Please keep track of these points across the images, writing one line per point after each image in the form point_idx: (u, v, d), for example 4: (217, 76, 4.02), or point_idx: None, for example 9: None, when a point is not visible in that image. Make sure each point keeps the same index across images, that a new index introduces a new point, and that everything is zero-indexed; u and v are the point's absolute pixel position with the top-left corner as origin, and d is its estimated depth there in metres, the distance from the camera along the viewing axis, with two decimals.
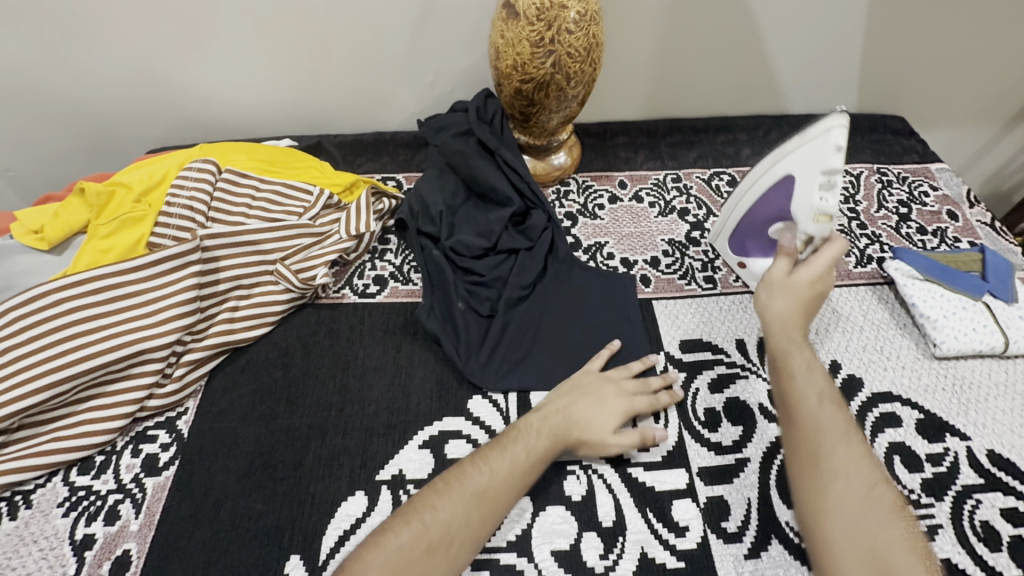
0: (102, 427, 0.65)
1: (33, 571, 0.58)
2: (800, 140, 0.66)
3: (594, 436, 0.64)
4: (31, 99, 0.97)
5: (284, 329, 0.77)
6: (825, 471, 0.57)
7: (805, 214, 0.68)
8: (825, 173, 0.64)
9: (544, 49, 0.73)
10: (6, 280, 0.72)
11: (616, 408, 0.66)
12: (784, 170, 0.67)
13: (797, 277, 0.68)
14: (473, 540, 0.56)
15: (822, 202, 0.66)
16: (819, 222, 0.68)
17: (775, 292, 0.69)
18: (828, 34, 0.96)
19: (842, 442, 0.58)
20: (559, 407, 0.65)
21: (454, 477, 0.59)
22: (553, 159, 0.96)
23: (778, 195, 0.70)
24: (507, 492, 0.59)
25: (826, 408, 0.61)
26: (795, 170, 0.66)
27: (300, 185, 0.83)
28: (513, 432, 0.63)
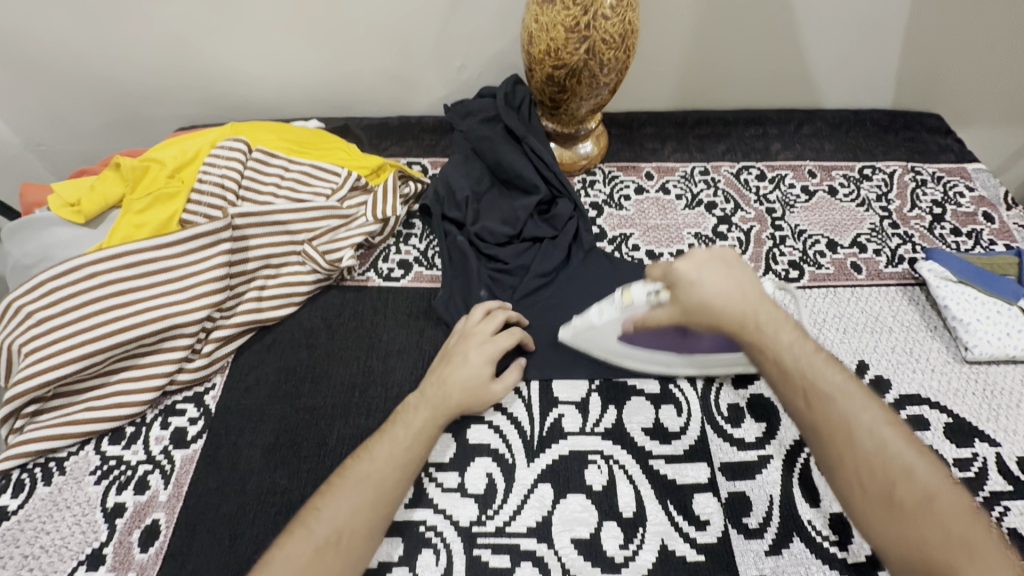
0: (134, 399, 0.66)
1: (67, 536, 0.60)
2: (602, 342, 0.69)
3: (474, 394, 0.65)
4: (66, 75, 0.98)
5: (309, 310, 0.77)
6: (856, 490, 0.50)
7: (625, 312, 0.63)
8: (586, 323, 0.67)
9: (578, 35, 0.72)
10: (41, 252, 0.73)
11: (486, 359, 0.66)
12: (609, 340, 0.69)
13: (686, 296, 0.59)
14: (367, 533, 0.54)
15: (600, 312, 0.65)
16: (632, 300, 0.62)
17: (708, 286, 0.58)
18: (869, 26, 0.93)
19: (857, 449, 0.50)
20: (434, 379, 0.65)
21: (342, 473, 0.57)
22: (579, 148, 0.94)
23: (637, 336, 0.66)
24: (391, 475, 0.57)
25: (821, 411, 0.53)
26: (607, 332, 0.67)
27: (328, 166, 0.83)
28: (395, 417, 0.62)
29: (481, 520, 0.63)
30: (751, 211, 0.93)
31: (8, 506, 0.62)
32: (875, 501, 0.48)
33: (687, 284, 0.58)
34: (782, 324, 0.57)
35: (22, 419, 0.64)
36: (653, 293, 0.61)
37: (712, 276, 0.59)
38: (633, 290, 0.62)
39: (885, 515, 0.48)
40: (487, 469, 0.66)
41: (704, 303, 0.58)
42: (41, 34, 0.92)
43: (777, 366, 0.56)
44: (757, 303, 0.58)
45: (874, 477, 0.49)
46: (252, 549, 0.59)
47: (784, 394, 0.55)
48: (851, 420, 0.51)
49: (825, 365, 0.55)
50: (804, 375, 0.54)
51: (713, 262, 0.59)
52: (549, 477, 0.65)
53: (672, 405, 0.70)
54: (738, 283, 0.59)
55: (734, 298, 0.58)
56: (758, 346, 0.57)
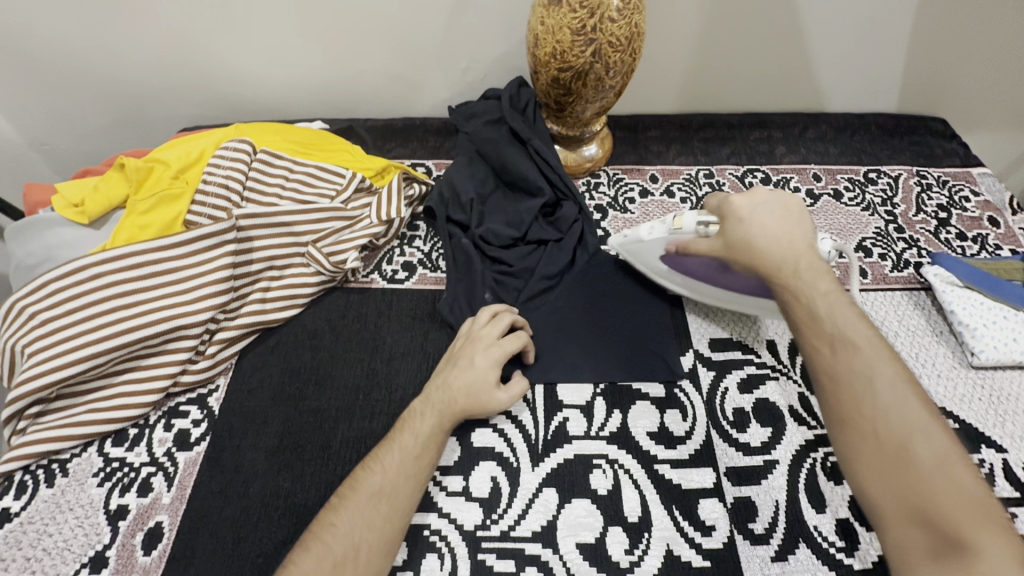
0: (138, 401, 0.66)
1: (70, 538, 0.60)
2: (642, 260, 0.76)
3: (476, 399, 0.64)
4: (70, 74, 0.98)
5: (313, 312, 0.77)
6: (866, 442, 0.48)
7: (672, 236, 0.70)
8: (637, 237, 0.74)
9: (584, 38, 0.72)
10: (45, 252, 0.73)
11: (492, 364, 0.66)
12: (648, 260, 0.75)
13: (732, 231, 0.64)
14: (384, 546, 0.54)
15: (653, 229, 0.72)
16: (682, 225, 0.69)
17: (755, 231, 0.62)
18: (874, 31, 0.93)
19: (875, 399, 0.49)
20: (439, 383, 0.65)
21: (353, 485, 0.57)
22: (584, 151, 0.94)
23: (681, 261, 0.71)
24: (405, 485, 0.57)
25: (845, 359, 0.52)
26: (652, 251, 0.73)
27: (333, 168, 0.83)
28: (401, 424, 0.62)
29: (486, 524, 0.62)
30: None
31: (10, 508, 0.62)
32: (885, 449, 0.47)
33: (735, 219, 0.64)
34: (822, 276, 0.58)
35: (25, 420, 0.64)
36: (703, 223, 0.67)
37: (764, 218, 0.63)
38: (685, 217, 0.69)
39: (893, 466, 0.46)
40: (491, 473, 0.66)
41: (746, 240, 0.62)
42: (44, 33, 0.92)
43: (806, 313, 0.56)
44: (805, 252, 0.60)
45: (887, 429, 0.48)
46: (257, 553, 0.59)
47: (809, 341, 0.55)
48: (875, 370, 0.51)
49: (856, 318, 0.54)
50: (833, 325, 0.54)
51: (768, 203, 0.63)
52: (553, 481, 0.65)
53: (677, 409, 0.70)
54: (789, 234, 0.61)
55: (778, 242, 0.61)
56: (792, 292, 0.58)
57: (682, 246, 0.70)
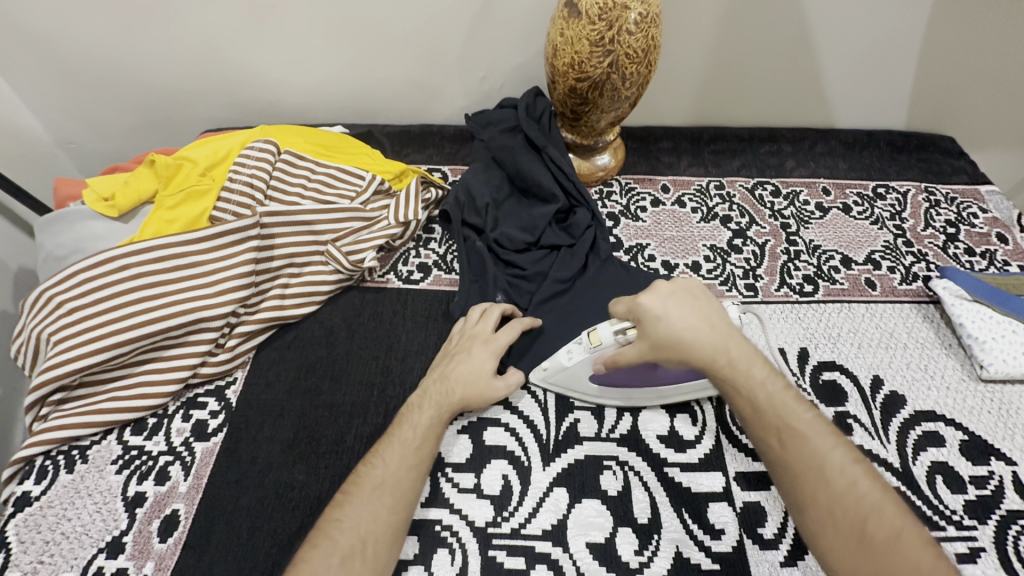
0: (157, 391, 0.67)
1: (88, 523, 0.61)
2: (573, 382, 0.69)
3: (475, 388, 0.65)
4: (102, 76, 1.02)
5: (330, 309, 0.79)
6: (828, 530, 0.51)
7: (594, 353, 0.65)
8: (554, 365, 0.69)
9: (602, 49, 0.74)
10: (75, 244, 0.75)
11: (489, 355, 0.67)
12: (577, 379, 0.68)
13: (653, 328, 0.60)
14: (391, 537, 0.55)
15: (571, 355, 0.67)
16: (599, 340, 0.64)
17: (675, 322, 0.59)
18: (884, 50, 0.96)
19: (830, 487, 0.52)
20: (436, 380, 0.66)
21: (357, 481, 0.57)
22: (597, 160, 0.96)
23: (609, 375, 0.67)
24: (408, 475, 0.58)
25: (795, 449, 0.55)
26: (579, 373, 0.68)
27: (353, 170, 0.85)
28: (401, 419, 0.63)
29: (497, 520, 0.63)
30: (766, 225, 0.94)
31: (31, 492, 0.63)
32: (848, 536, 0.50)
33: (654, 317, 0.60)
34: (752, 360, 0.60)
35: (48, 407, 0.65)
36: (618, 332, 0.62)
37: (679, 311, 0.61)
38: (599, 331, 0.64)
39: (857, 549, 0.49)
40: (503, 471, 0.66)
41: (674, 337, 0.59)
42: (80, 37, 0.95)
43: (750, 404, 0.58)
44: (725, 337, 0.60)
45: (845, 515, 0.51)
46: (271, 543, 0.59)
47: (758, 435, 0.57)
48: (822, 456, 0.54)
49: (794, 404, 0.57)
50: (778, 415, 0.56)
51: (677, 296, 0.61)
52: (564, 481, 0.66)
53: (687, 414, 0.70)
54: (709, 322, 0.60)
55: (701, 331, 0.60)
56: (732, 383, 0.59)
57: (604, 362, 0.65)
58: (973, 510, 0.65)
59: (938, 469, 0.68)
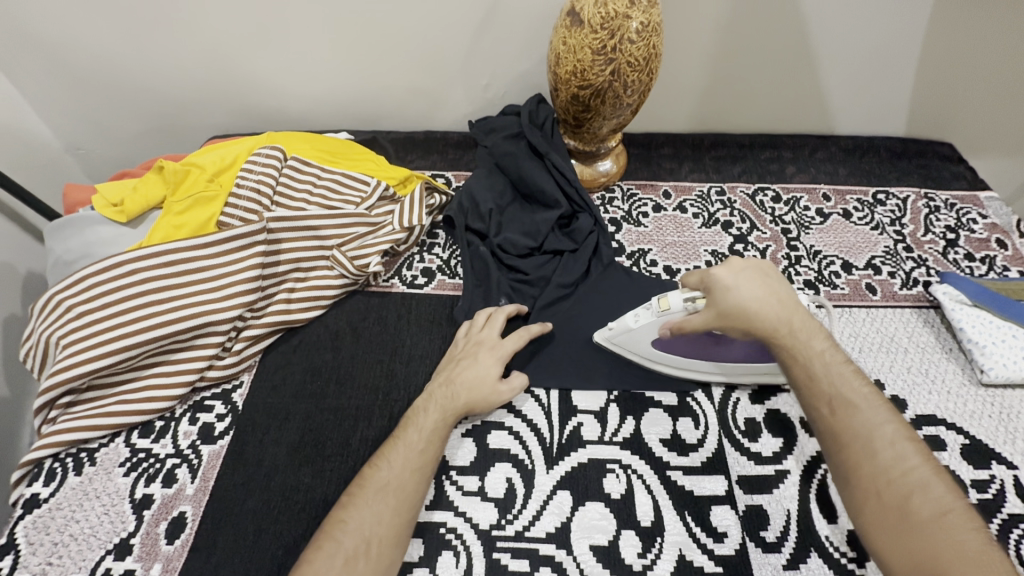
0: (165, 394, 0.68)
1: (96, 525, 0.61)
2: (634, 347, 0.71)
3: (479, 393, 0.66)
4: (110, 84, 1.03)
5: (335, 313, 0.80)
6: (869, 498, 0.51)
7: (662, 318, 0.65)
8: (619, 325, 0.69)
9: (604, 57, 0.75)
10: (83, 249, 0.76)
11: (495, 360, 0.69)
12: (639, 346, 0.70)
13: (722, 299, 0.60)
14: (394, 539, 0.55)
15: (637, 317, 0.67)
16: (669, 307, 0.63)
17: (742, 293, 0.59)
18: (883, 58, 0.97)
19: (877, 457, 0.52)
20: (441, 383, 0.67)
21: (362, 483, 0.58)
22: (599, 166, 0.97)
23: (673, 340, 0.68)
24: (412, 478, 0.58)
25: (845, 419, 0.55)
26: (642, 336, 0.69)
27: (358, 176, 0.86)
28: (406, 422, 0.64)
29: (501, 523, 0.63)
30: (767, 230, 0.95)
31: (39, 494, 0.63)
32: (889, 507, 0.50)
33: (723, 288, 0.60)
34: (815, 335, 0.60)
35: (56, 409, 0.66)
36: (689, 301, 0.62)
37: (747, 284, 0.60)
38: (670, 298, 0.63)
39: (896, 519, 0.49)
40: (507, 474, 0.67)
41: (739, 307, 0.59)
42: (90, 46, 0.97)
43: (804, 373, 0.59)
44: (792, 311, 0.60)
45: (888, 486, 0.51)
46: (278, 545, 0.60)
47: (810, 402, 0.58)
48: (873, 428, 0.54)
49: (851, 378, 0.57)
50: (831, 386, 0.57)
51: (747, 270, 0.61)
52: (568, 484, 0.66)
53: (689, 418, 0.71)
54: (776, 296, 0.61)
55: (767, 303, 0.60)
56: (791, 353, 0.60)
57: (672, 327, 0.65)
58: None
59: None
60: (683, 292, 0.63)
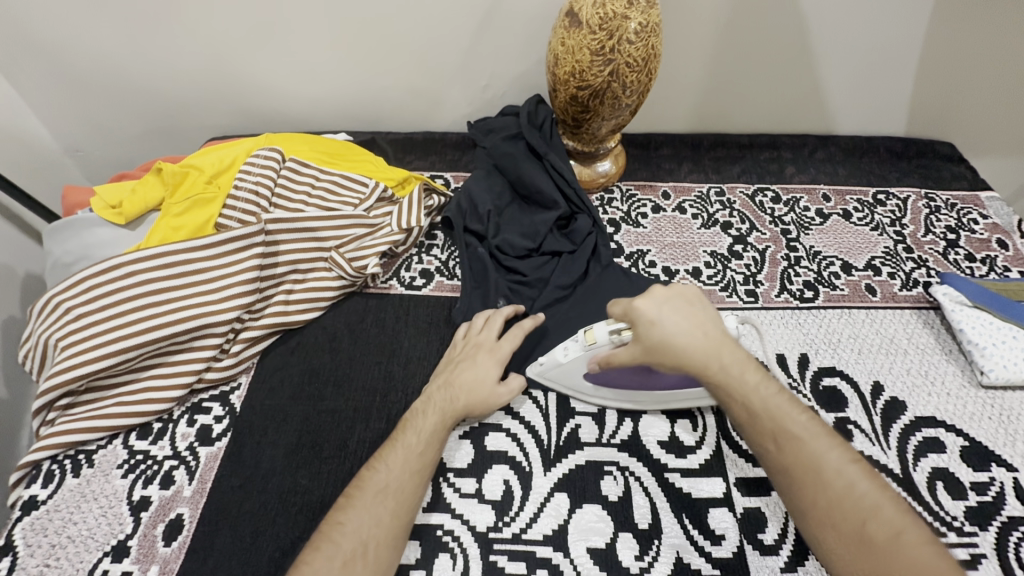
0: (163, 396, 0.68)
1: (93, 527, 0.61)
2: (566, 380, 0.70)
3: (478, 396, 0.66)
4: (110, 86, 1.03)
5: (333, 315, 0.80)
6: (830, 531, 0.52)
7: (590, 352, 0.65)
8: (548, 363, 0.69)
9: (603, 58, 0.75)
10: (82, 251, 0.76)
11: (495, 363, 0.69)
12: (573, 378, 0.69)
13: (647, 333, 0.61)
14: (392, 540, 0.55)
15: (566, 353, 0.67)
16: (595, 339, 0.64)
17: (665, 325, 0.60)
18: (883, 58, 0.96)
19: (828, 488, 0.53)
20: (440, 386, 0.67)
21: (360, 485, 0.58)
22: (598, 166, 0.97)
23: (603, 373, 0.67)
24: (411, 480, 0.58)
25: (792, 452, 0.55)
26: (574, 370, 0.68)
27: (356, 177, 0.86)
28: (405, 424, 0.64)
29: (498, 525, 0.63)
30: (767, 231, 0.95)
31: (37, 496, 0.64)
32: (849, 537, 0.51)
33: (648, 322, 0.61)
34: (745, 365, 0.61)
35: (55, 411, 0.66)
36: (615, 332, 0.63)
37: (673, 317, 0.62)
38: (596, 330, 0.65)
39: (859, 550, 0.50)
40: (504, 476, 0.67)
41: (665, 342, 0.60)
42: (90, 48, 0.97)
43: (744, 409, 0.59)
44: (719, 345, 0.61)
45: (845, 515, 0.51)
46: (275, 548, 0.60)
47: (755, 438, 0.58)
48: (819, 459, 0.54)
49: (788, 407, 0.58)
50: (771, 419, 0.57)
51: (671, 303, 0.62)
52: (565, 486, 0.66)
53: (688, 420, 0.71)
54: (702, 328, 0.62)
55: (695, 339, 0.61)
56: (723, 387, 0.60)
57: (599, 362, 0.65)
58: (973, 517, 0.66)
59: (938, 475, 0.69)
60: (608, 324, 0.65)
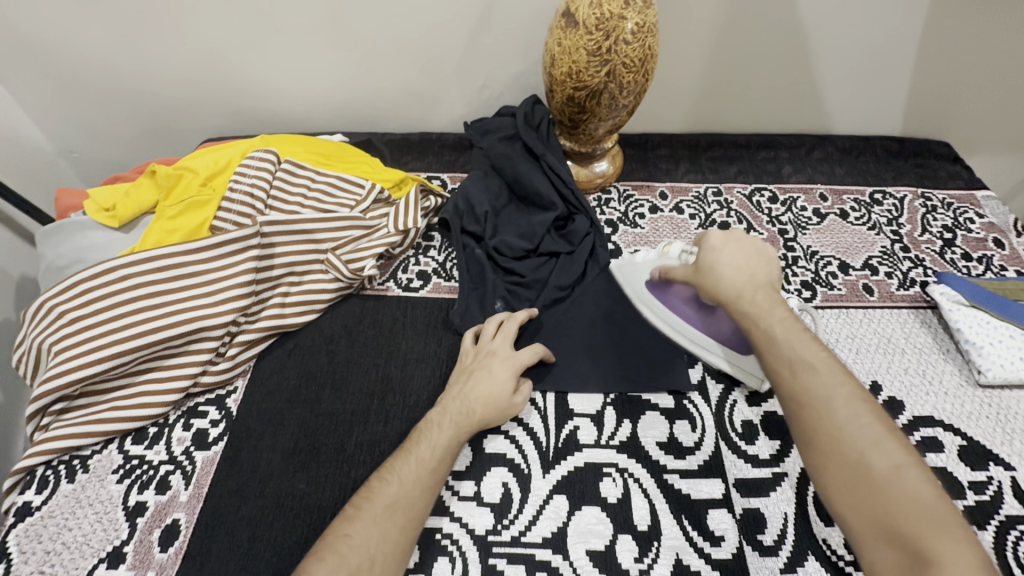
0: (159, 399, 0.68)
1: (89, 533, 0.61)
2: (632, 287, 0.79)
3: (496, 407, 0.65)
4: (103, 88, 1.03)
5: (330, 317, 0.79)
6: (829, 456, 0.49)
7: (659, 260, 0.77)
8: (629, 263, 0.81)
9: (599, 59, 0.75)
10: (75, 254, 0.75)
11: (510, 374, 0.68)
12: (636, 285, 0.79)
13: (705, 257, 0.68)
14: (399, 557, 0.54)
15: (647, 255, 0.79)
16: (669, 250, 0.76)
17: (721, 256, 0.66)
18: (880, 58, 0.97)
19: (834, 417, 0.50)
20: (456, 395, 0.66)
21: (367, 496, 0.57)
22: (595, 167, 0.97)
23: (661, 291, 0.76)
24: (422, 497, 0.58)
25: (803, 380, 0.53)
26: (639, 275, 0.79)
27: (352, 178, 0.86)
28: (417, 436, 0.63)
29: (497, 529, 0.63)
30: (764, 231, 0.95)
31: (31, 502, 0.63)
32: (847, 467, 0.47)
33: (710, 248, 0.68)
34: (777, 307, 0.60)
35: (49, 416, 0.66)
36: (683, 251, 0.73)
37: (730, 254, 0.66)
38: (673, 245, 0.76)
39: (856, 479, 0.46)
40: (503, 479, 0.66)
41: (712, 266, 0.66)
42: (81, 47, 0.96)
43: (766, 337, 0.58)
44: (760, 284, 0.63)
45: (848, 445, 0.48)
46: (271, 553, 0.59)
47: (771, 365, 0.56)
48: (832, 389, 0.51)
49: (809, 342, 0.56)
50: (790, 349, 0.55)
51: (736, 241, 0.67)
52: (564, 488, 0.66)
53: (686, 420, 0.71)
54: (754, 269, 0.65)
55: (739, 275, 0.64)
56: (750, 319, 0.60)
57: (661, 269, 0.75)
58: (971, 516, 0.66)
59: (936, 475, 0.69)
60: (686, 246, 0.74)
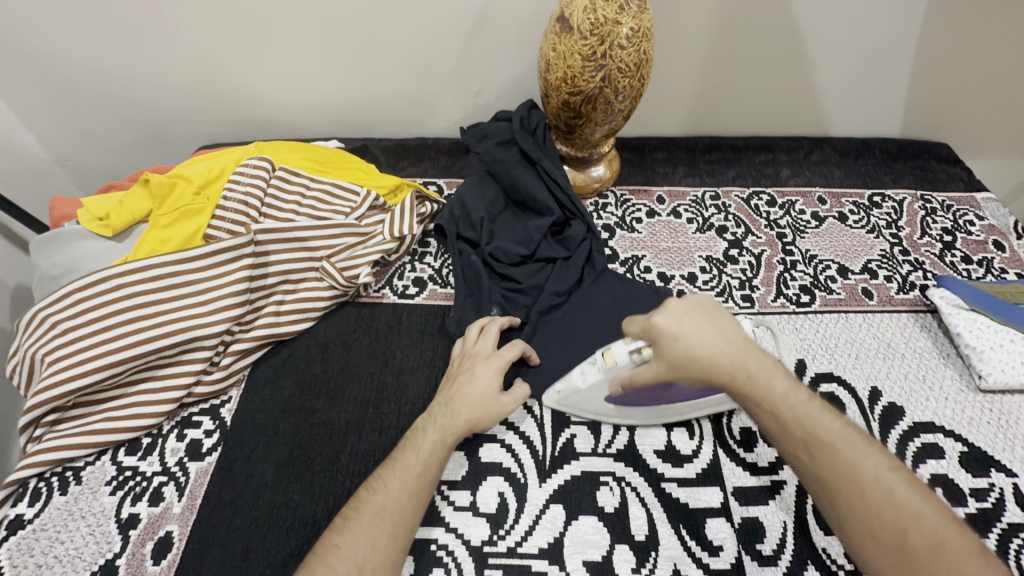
0: (152, 410, 0.67)
1: (81, 546, 0.60)
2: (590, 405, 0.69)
3: (485, 408, 0.65)
4: (98, 95, 1.02)
5: (325, 325, 0.79)
6: (868, 537, 0.49)
7: (609, 375, 0.62)
8: (566, 385, 0.68)
9: (594, 64, 0.74)
10: (69, 264, 0.75)
11: (494, 372, 0.67)
12: (596, 404, 0.67)
13: (669, 349, 0.55)
14: (389, 565, 0.54)
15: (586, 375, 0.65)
16: (615, 361, 0.61)
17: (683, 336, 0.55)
18: (878, 61, 0.96)
19: (864, 495, 0.50)
20: (443, 400, 0.65)
21: (357, 507, 0.57)
22: (592, 171, 0.96)
23: (625, 395, 0.65)
24: (409, 504, 0.57)
25: (825, 461, 0.52)
26: (592, 395, 0.66)
27: (347, 185, 0.86)
28: (405, 443, 0.62)
29: (493, 539, 0.63)
30: (762, 235, 0.94)
31: (24, 515, 0.63)
32: (888, 547, 0.48)
33: (670, 338, 0.55)
34: (774, 372, 0.56)
35: (42, 428, 0.65)
36: (633, 353, 0.59)
37: (693, 326, 0.55)
38: (614, 351, 0.61)
39: (899, 559, 0.47)
40: (499, 488, 0.66)
41: (689, 356, 0.54)
42: (75, 54, 0.96)
43: (773, 418, 0.54)
44: (743, 351, 0.55)
45: (885, 525, 0.48)
46: (265, 565, 0.59)
47: (787, 448, 0.54)
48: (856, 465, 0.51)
49: (820, 413, 0.54)
50: (804, 429, 0.53)
51: (690, 311, 0.56)
52: (561, 497, 0.65)
53: (684, 428, 0.70)
54: (724, 337, 0.55)
55: (718, 349, 0.55)
56: (753, 398, 0.55)
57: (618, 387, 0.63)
58: (973, 524, 0.65)
59: (937, 482, 0.68)
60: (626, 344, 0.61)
